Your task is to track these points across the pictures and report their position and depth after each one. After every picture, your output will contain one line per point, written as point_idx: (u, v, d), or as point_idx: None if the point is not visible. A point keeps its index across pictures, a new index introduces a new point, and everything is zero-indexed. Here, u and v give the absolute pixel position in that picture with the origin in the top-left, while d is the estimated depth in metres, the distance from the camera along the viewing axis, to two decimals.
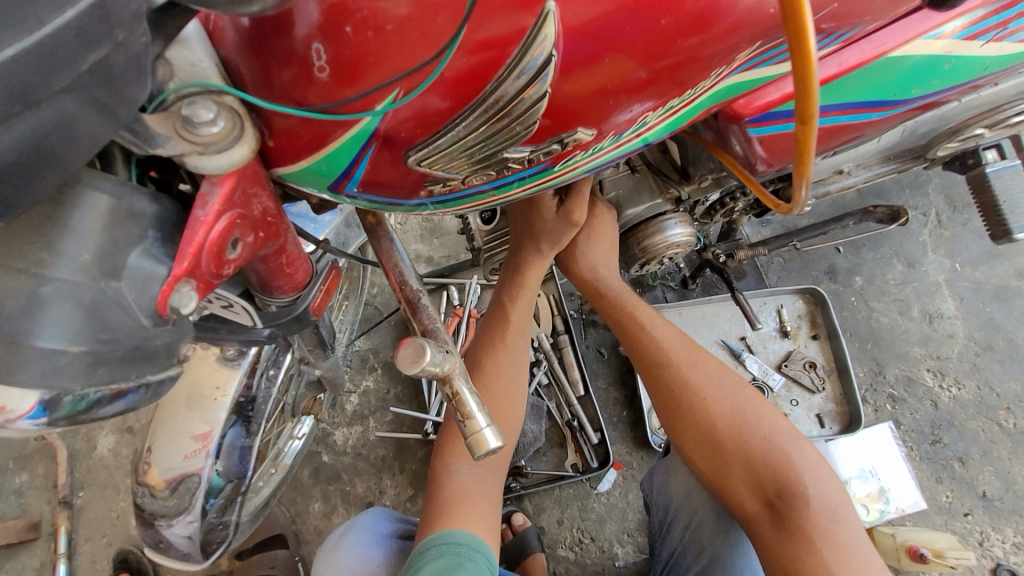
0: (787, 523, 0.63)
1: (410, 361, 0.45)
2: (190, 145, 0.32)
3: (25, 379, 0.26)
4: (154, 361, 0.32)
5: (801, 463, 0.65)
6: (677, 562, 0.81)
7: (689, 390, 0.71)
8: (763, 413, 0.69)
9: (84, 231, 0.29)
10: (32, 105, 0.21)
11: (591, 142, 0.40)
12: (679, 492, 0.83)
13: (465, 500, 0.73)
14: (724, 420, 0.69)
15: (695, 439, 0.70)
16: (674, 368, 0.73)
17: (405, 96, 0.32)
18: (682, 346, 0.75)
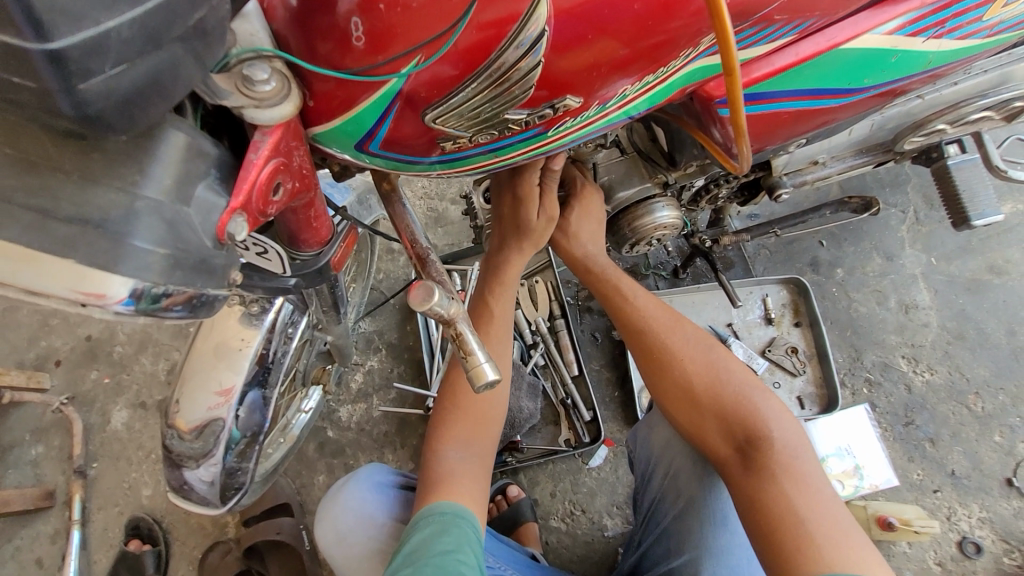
0: (754, 461, 0.69)
1: (420, 300, 0.53)
2: (249, 99, 0.39)
3: (124, 270, 0.33)
4: (213, 276, 0.39)
5: (768, 412, 0.72)
6: (657, 510, 0.88)
7: (668, 351, 0.78)
8: (736, 370, 0.76)
9: (165, 159, 0.36)
10: (156, 46, 0.27)
11: (579, 108, 0.47)
12: (660, 443, 0.90)
13: (453, 481, 0.76)
14: (700, 376, 0.76)
15: (673, 394, 0.77)
16: (655, 333, 0.80)
17: (427, 60, 0.39)
18: (663, 315, 0.82)
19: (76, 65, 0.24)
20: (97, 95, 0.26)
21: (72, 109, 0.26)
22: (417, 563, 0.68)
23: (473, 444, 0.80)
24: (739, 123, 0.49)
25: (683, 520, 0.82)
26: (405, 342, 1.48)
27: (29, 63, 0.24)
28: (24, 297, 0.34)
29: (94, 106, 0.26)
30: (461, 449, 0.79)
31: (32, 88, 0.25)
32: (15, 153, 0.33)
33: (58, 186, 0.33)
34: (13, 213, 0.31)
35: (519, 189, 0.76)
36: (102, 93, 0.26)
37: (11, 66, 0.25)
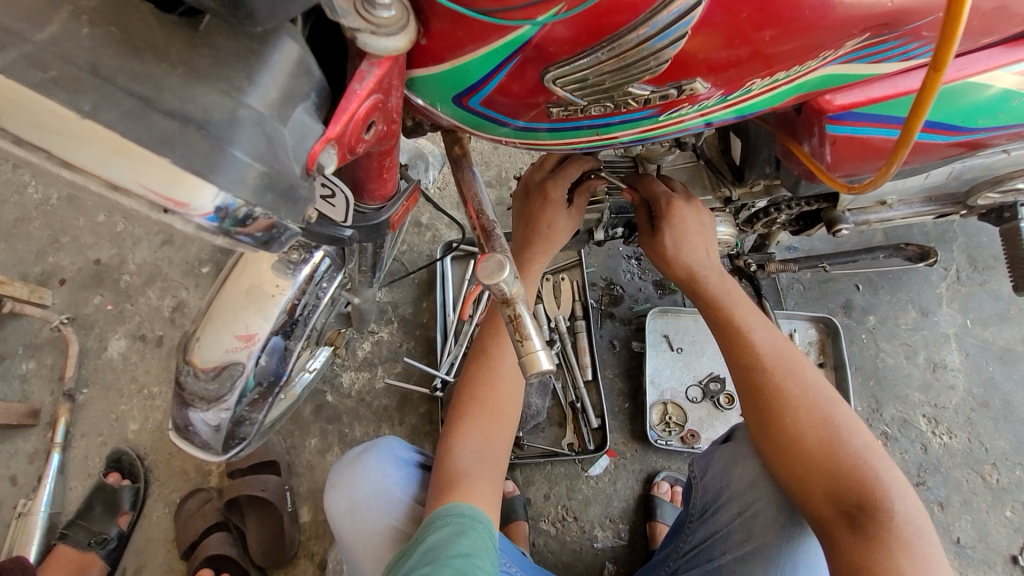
0: (868, 535, 0.60)
1: (490, 272, 0.50)
2: (366, 23, 0.36)
3: (219, 181, 0.30)
4: (290, 203, 0.34)
5: (891, 483, 0.62)
6: (714, 545, 0.80)
7: (780, 396, 0.67)
8: (858, 430, 0.65)
9: (273, 69, 0.33)
10: None
11: (701, 96, 0.44)
12: (743, 480, 0.79)
13: (466, 480, 0.75)
14: (815, 430, 0.65)
15: (779, 443, 0.66)
16: (769, 373, 0.68)
17: (567, 12, 0.35)
18: (779, 349, 0.69)
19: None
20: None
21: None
22: (433, 561, 0.66)
23: (488, 450, 0.78)
24: (902, 148, 0.46)
25: (744, 564, 0.76)
26: (419, 319, 1.45)
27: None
28: (100, 191, 0.30)
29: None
30: (477, 450, 0.78)
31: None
32: (120, 32, 0.30)
33: (162, 76, 0.30)
34: (111, 94, 0.28)
35: (551, 191, 0.73)
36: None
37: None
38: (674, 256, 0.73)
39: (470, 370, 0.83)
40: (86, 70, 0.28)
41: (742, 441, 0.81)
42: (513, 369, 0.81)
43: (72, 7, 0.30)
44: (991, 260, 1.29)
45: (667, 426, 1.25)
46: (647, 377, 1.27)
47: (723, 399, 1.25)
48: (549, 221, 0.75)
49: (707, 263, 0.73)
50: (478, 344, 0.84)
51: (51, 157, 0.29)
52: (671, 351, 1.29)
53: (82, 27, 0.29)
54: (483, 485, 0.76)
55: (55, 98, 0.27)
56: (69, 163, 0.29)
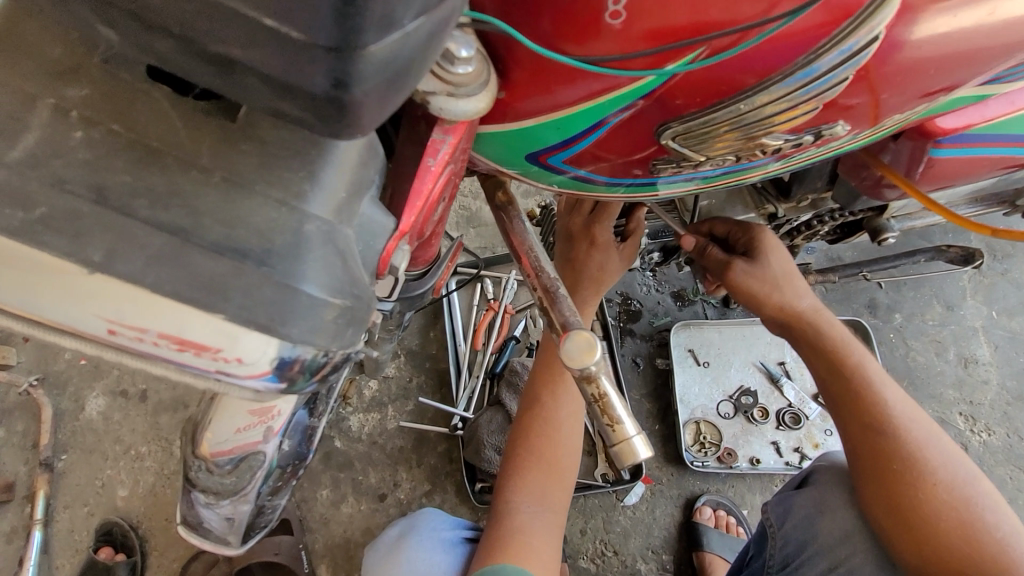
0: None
1: (579, 354, 0.43)
2: (442, 84, 0.28)
3: (292, 334, 0.21)
4: (365, 324, 0.25)
5: None
6: None
7: (913, 465, 0.60)
8: (1000, 512, 0.60)
9: (339, 160, 0.24)
10: None
11: (829, 138, 0.37)
12: (833, 532, 0.73)
13: (522, 540, 0.66)
14: (951, 506, 0.59)
15: (909, 512, 0.60)
16: (901, 439, 0.61)
17: (709, 58, 0.28)
18: (912, 415, 0.63)
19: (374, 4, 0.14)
20: (374, 67, 0.16)
21: (329, 87, 0.16)
22: None
23: (547, 499, 0.69)
24: None
25: None
26: (427, 350, 1.33)
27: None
28: (127, 360, 0.22)
29: (361, 86, 0.16)
30: (536, 502, 0.68)
31: (292, 40, 0.15)
32: (127, 132, 0.21)
33: (194, 191, 0.21)
34: (131, 231, 0.19)
35: (598, 236, 0.68)
36: (380, 64, 0.16)
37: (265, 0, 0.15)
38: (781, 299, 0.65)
39: (524, 419, 0.72)
40: (90, 199, 0.19)
41: (827, 489, 0.75)
42: (571, 414, 0.72)
43: (55, 100, 0.21)
44: (1008, 248, 1.27)
45: (703, 446, 1.19)
46: (677, 396, 1.21)
47: (756, 413, 1.20)
48: (600, 264, 0.68)
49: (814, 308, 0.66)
50: (528, 390, 0.74)
51: (47, 325, 0.20)
52: (698, 365, 1.23)
53: (73, 129, 0.20)
54: (544, 546, 0.67)
55: (52, 248, 0.19)
56: (74, 332, 0.20)
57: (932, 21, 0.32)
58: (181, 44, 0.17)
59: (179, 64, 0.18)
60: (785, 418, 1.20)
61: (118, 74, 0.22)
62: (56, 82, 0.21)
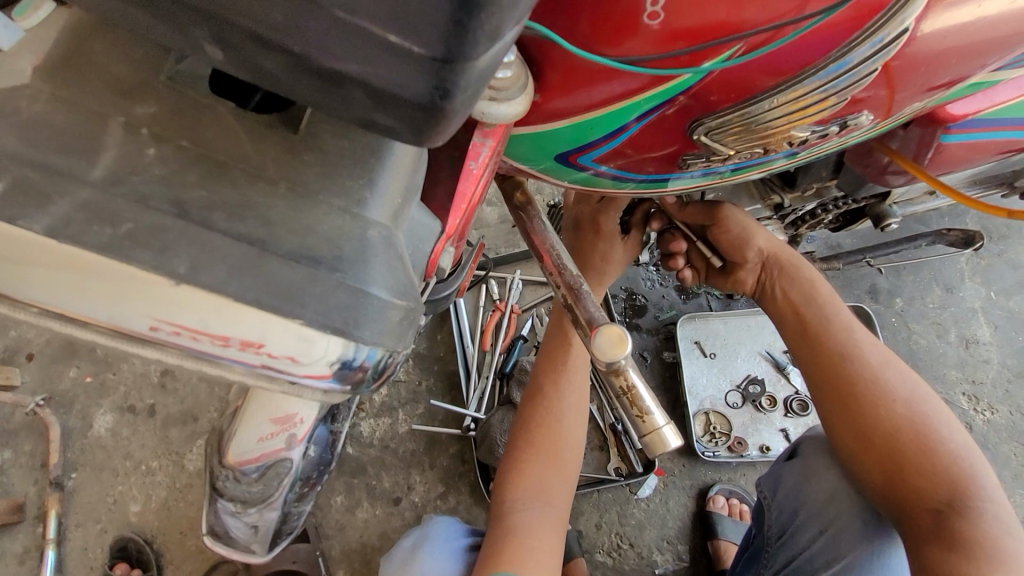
0: (954, 536, 0.55)
1: (610, 347, 0.44)
2: (485, 88, 0.29)
3: (364, 336, 0.22)
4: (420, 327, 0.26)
5: (983, 484, 0.58)
6: (799, 568, 0.76)
7: (870, 385, 0.61)
8: (954, 428, 0.60)
9: (393, 167, 0.25)
10: None
11: (848, 128, 0.39)
12: (820, 495, 0.77)
13: (522, 542, 0.65)
14: (908, 424, 0.59)
15: (867, 432, 0.60)
16: (855, 362, 0.62)
17: (744, 55, 0.29)
18: (869, 342, 0.64)
19: (495, 15, 0.15)
20: (472, 75, 0.17)
21: (430, 96, 0.17)
22: None
23: (547, 496, 0.68)
24: None
25: None
26: (435, 353, 1.33)
27: (424, 10, 0.15)
28: (199, 368, 0.22)
29: (462, 93, 0.17)
30: (536, 500, 0.67)
31: (411, 54, 0.16)
32: (196, 147, 0.22)
33: (265, 203, 0.22)
34: (211, 243, 0.20)
35: (603, 226, 0.69)
36: (480, 72, 0.17)
37: (389, 16, 0.15)
38: (743, 244, 0.68)
39: (525, 414, 0.71)
40: (171, 213, 0.20)
41: (814, 456, 0.79)
42: (574, 411, 0.71)
43: (126, 118, 0.21)
44: (1004, 229, 1.29)
45: (713, 436, 1.20)
46: (685, 388, 1.22)
47: (765, 401, 1.22)
48: (603, 255, 0.69)
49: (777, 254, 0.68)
50: (530, 386, 0.73)
51: (128, 336, 0.20)
52: (704, 357, 1.25)
53: (146, 146, 0.21)
54: (546, 545, 0.66)
55: (139, 263, 0.19)
56: (153, 343, 0.21)
57: (949, 12, 0.34)
58: (279, 58, 0.17)
59: (266, 77, 0.18)
60: (793, 405, 1.21)
61: (182, 91, 0.22)
62: (125, 101, 0.22)
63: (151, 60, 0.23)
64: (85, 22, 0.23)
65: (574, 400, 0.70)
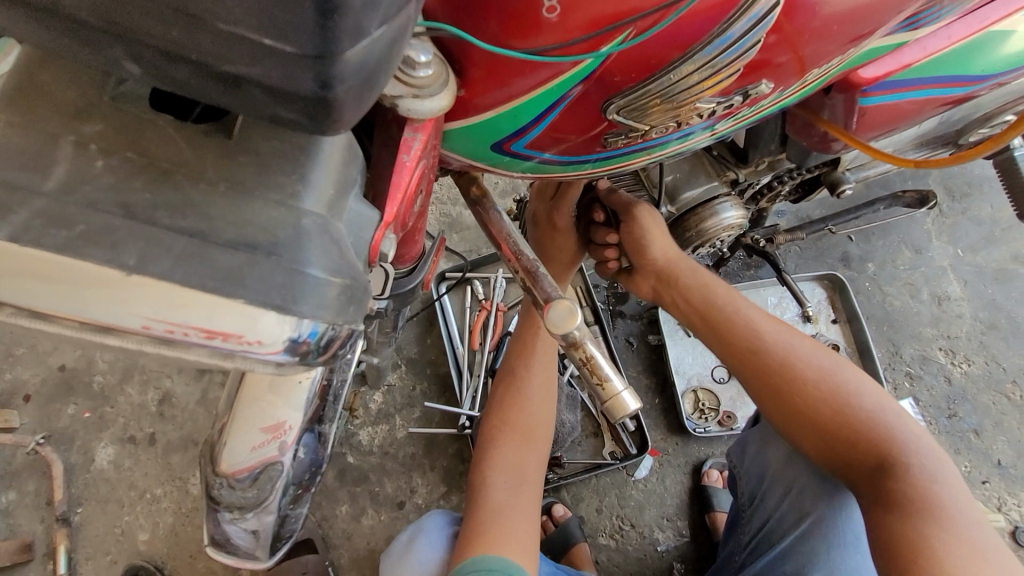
0: (889, 499, 0.57)
1: (563, 321, 0.47)
2: (407, 87, 0.31)
3: (302, 310, 0.24)
4: (361, 305, 0.28)
5: (908, 441, 0.60)
6: (772, 529, 0.80)
7: (782, 369, 0.64)
8: (869, 392, 0.63)
9: (325, 163, 0.28)
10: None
11: (758, 96, 0.42)
12: (780, 457, 0.81)
13: (498, 518, 0.68)
14: (823, 398, 0.62)
15: (790, 413, 0.64)
16: (766, 351, 0.65)
17: (636, 38, 0.32)
18: (774, 329, 0.67)
19: (354, 17, 0.17)
20: (351, 69, 0.19)
21: (316, 89, 0.19)
22: None
23: (520, 473, 0.71)
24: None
25: (805, 541, 0.74)
26: (426, 357, 1.35)
27: (290, 18, 0.17)
28: (160, 352, 0.24)
29: (343, 83, 0.19)
30: (509, 477, 0.70)
31: (286, 54, 0.18)
32: (141, 157, 0.25)
33: (206, 201, 0.25)
34: (157, 237, 0.23)
35: (557, 219, 0.72)
36: (355, 66, 0.19)
37: (261, 23, 0.18)
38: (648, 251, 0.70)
39: (498, 394, 0.76)
40: (119, 215, 0.23)
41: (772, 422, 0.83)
42: (543, 389, 0.76)
43: (76, 137, 0.24)
44: (966, 188, 1.33)
45: (702, 413, 1.23)
46: (672, 368, 1.24)
47: None
48: (560, 248, 0.74)
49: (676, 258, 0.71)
50: (505, 367, 0.79)
51: (96, 327, 0.23)
52: (688, 337, 1.27)
53: (94, 160, 0.24)
54: (524, 517, 0.68)
55: (94, 259, 0.22)
56: (117, 331, 0.23)
57: None
58: (192, 70, 0.20)
59: (185, 88, 0.21)
60: None
61: (126, 109, 0.25)
62: (75, 121, 0.24)
63: (95, 83, 0.25)
64: (34, 55, 0.26)
65: (541, 377, 0.76)
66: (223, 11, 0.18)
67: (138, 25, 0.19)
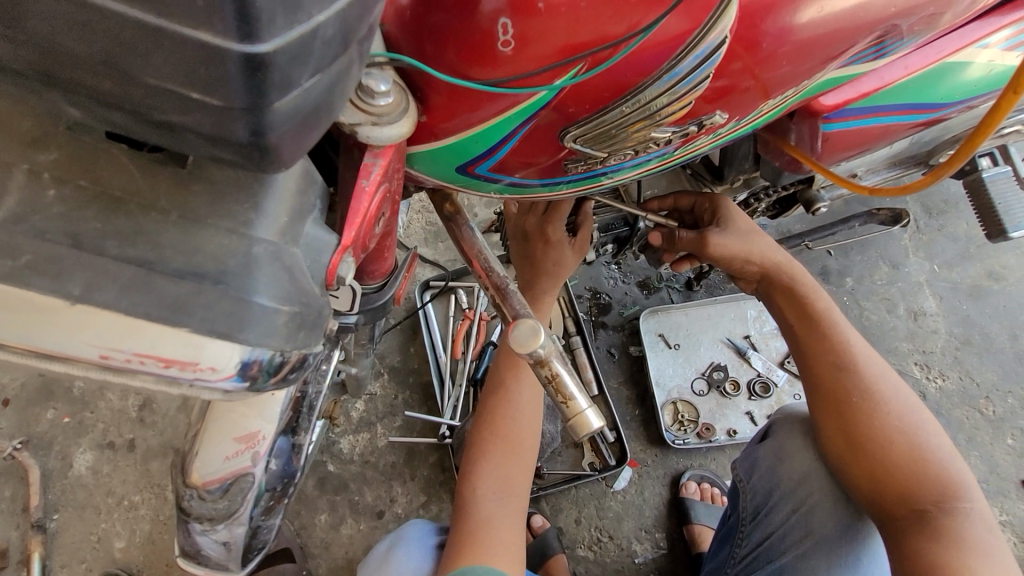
0: (942, 535, 0.60)
1: (525, 340, 0.47)
2: (367, 115, 0.32)
3: (249, 338, 0.25)
4: (312, 330, 0.29)
5: (966, 489, 0.63)
6: (772, 546, 0.80)
7: (867, 396, 0.66)
8: (941, 439, 0.65)
9: (279, 190, 0.28)
10: (344, 46, 0.21)
11: (717, 125, 0.44)
12: (793, 475, 0.80)
13: (488, 529, 0.68)
14: (902, 435, 0.64)
15: (860, 437, 0.66)
16: (856, 373, 0.67)
17: (589, 71, 0.33)
18: (867, 355, 0.69)
19: (276, 73, 0.19)
20: (282, 116, 0.21)
21: (248, 135, 0.21)
22: None
23: (509, 485, 0.71)
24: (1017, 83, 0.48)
25: (807, 561, 0.76)
26: (409, 365, 1.35)
27: (218, 73, 0.18)
28: (106, 377, 0.26)
29: (276, 130, 0.21)
30: (499, 490, 0.70)
31: (215, 106, 0.19)
32: (94, 185, 0.25)
33: (156, 229, 0.25)
34: (104, 267, 0.24)
35: (551, 234, 0.72)
36: (287, 113, 0.21)
37: (185, 79, 0.19)
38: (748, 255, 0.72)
39: (486, 404, 0.75)
40: (67, 244, 0.23)
41: (785, 438, 0.81)
42: (531, 399, 0.75)
43: (29, 165, 0.25)
44: (943, 205, 1.36)
45: (682, 424, 1.24)
46: (652, 380, 1.25)
47: (728, 386, 1.25)
48: (556, 260, 0.74)
49: (785, 263, 0.74)
50: (494, 376, 0.77)
51: (42, 354, 0.25)
52: (669, 348, 1.28)
53: (46, 188, 0.24)
54: (509, 532, 0.69)
55: (38, 288, 0.23)
56: (65, 357, 0.25)
57: (789, 15, 0.38)
58: (132, 115, 0.21)
59: (129, 126, 0.22)
60: (756, 387, 1.25)
61: (80, 137, 0.26)
62: (28, 150, 0.25)
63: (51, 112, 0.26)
64: None
65: (532, 391, 0.75)
66: (147, 67, 0.18)
67: (77, 76, 0.20)
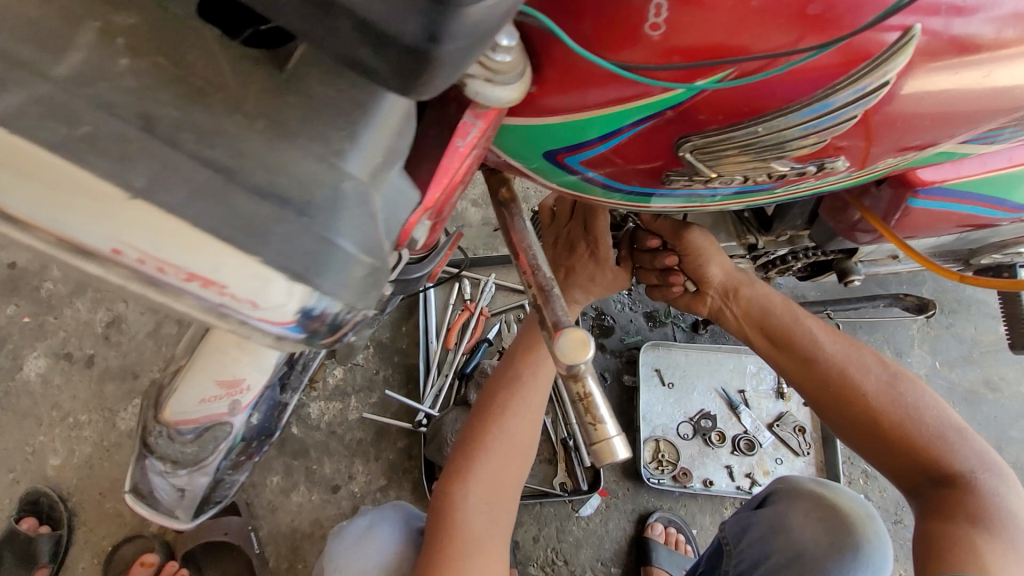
0: (949, 505, 0.58)
1: (572, 350, 0.44)
2: (482, 68, 0.28)
3: (322, 285, 0.22)
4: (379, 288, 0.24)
5: (964, 449, 0.60)
6: None
7: (852, 386, 0.63)
8: (926, 401, 0.63)
9: (379, 124, 0.23)
10: None
11: (829, 171, 0.41)
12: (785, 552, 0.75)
13: (475, 544, 0.64)
14: (891, 410, 0.61)
15: (856, 427, 0.63)
16: (831, 366, 0.64)
17: (735, 80, 0.30)
18: (830, 339, 0.66)
19: None
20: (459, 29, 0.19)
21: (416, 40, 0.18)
22: None
23: (500, 494, 0.66)
24: None
25: None
26: (397, 344, 1.30)
27: None
28: (146, 293, 0.21)
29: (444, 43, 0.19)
30: (491, 498, 0.66)
31: None
32: (175, 67, 0.21)
33: (238, 133, 0.21)
34: (176, 164, 0.20)
35: (597, 248, 0.70)
36: (467, 29, 0.19)
37: None
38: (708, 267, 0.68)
39: (498, 396, 0.70)
40: (137, 125, 0.20)
41: (785, 509, 0.78)
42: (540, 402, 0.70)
43: (102, 25, 0.21)
44: (956, 304, 1.36)
45: (660, 464, 1.21)
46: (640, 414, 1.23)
47: (714, 436, 1.23)
48: (592, 275, 0.71)
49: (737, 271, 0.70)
50: (510, 369, 0.71)
51: (71, 245, 0.20)
52: (662, 385, 1.25)
53: (120, 56, 0.21)
54: (493, 547, 0.65)
55: (96, 170, 0.19)
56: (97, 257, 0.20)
57: (951, 71, 0.34)
58: None
59: None
60: (740, 443, 1.23)
61: (169, 9, 0.22)
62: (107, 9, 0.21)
63: None
64: None
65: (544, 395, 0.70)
66: None
67: None
